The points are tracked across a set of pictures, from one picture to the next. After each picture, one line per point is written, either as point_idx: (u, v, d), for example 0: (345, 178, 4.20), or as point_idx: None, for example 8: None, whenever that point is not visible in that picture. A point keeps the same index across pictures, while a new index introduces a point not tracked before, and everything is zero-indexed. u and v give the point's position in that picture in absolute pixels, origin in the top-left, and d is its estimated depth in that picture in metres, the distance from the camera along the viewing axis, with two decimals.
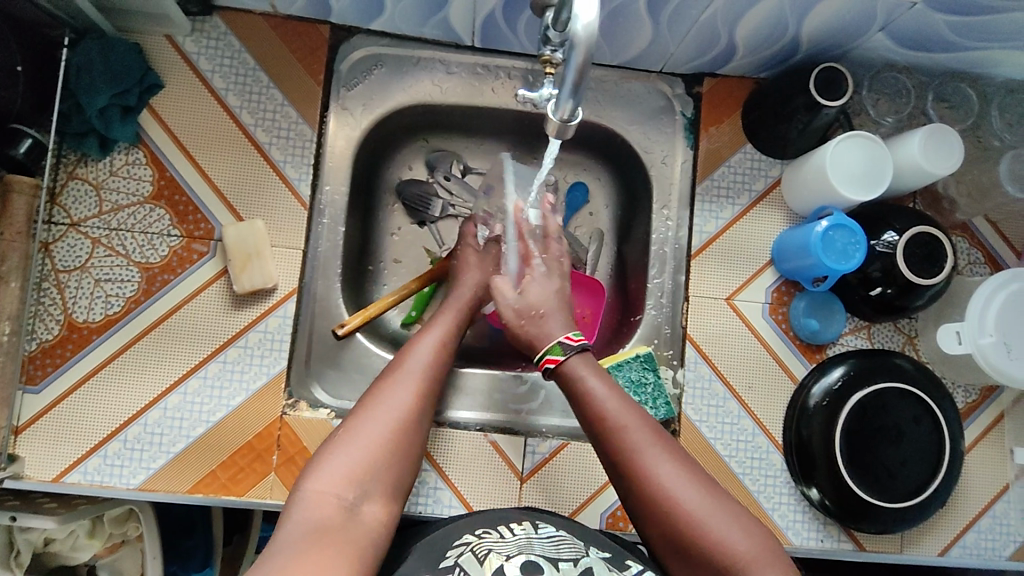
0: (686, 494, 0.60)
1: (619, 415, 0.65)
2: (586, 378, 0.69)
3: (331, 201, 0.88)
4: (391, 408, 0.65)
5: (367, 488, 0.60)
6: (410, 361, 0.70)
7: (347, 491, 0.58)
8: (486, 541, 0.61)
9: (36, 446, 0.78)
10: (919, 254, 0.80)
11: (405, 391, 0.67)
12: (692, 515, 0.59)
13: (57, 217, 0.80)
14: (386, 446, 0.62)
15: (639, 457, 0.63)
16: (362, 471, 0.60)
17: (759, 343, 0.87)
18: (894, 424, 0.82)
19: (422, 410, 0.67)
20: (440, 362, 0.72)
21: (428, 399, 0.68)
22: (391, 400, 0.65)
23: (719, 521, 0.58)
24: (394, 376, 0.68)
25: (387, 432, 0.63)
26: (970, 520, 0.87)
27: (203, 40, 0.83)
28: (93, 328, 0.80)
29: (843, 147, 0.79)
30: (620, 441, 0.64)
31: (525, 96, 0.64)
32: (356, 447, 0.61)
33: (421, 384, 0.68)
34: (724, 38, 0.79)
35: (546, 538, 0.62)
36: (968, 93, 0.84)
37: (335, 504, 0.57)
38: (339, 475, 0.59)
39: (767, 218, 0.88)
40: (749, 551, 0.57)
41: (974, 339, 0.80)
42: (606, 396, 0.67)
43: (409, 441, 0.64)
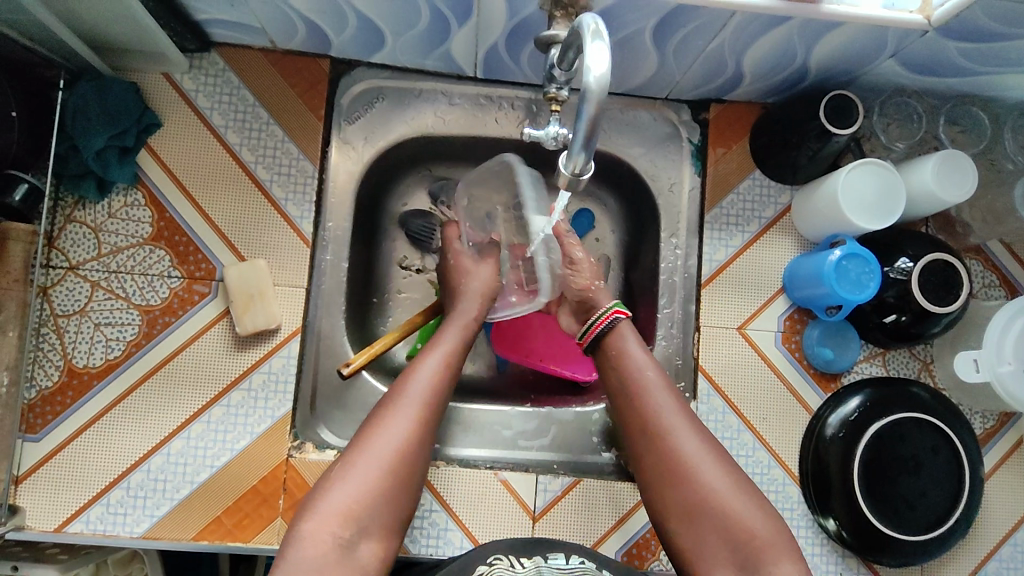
0: (711, 468, 0.63)
1: (656, 384, 0.69)
2: (628, 345, 0.73)
3: (335, 237, 0.85)
4: (393, 436, 0.62)
5: (365, 527, 0.57)
6: (412, 382, 0.66)
7: (344, 530, 0.56)
8: (497, 569, 0.63)
9: (37, 496, 0.76)
10: (935, 282, 0.78)
11: (408, 416, 0.63)
12: (718, 487, 0.62)
13: (55, 260, 0.79)
14: (387, 480, 0.60)
15: (674, 424, 0.66)
16: (361, 508, 0.57)
17: (773, 372, 0.85)
18: (912, 454, 0.80)
19: (426, 438, 0.64)
20: (447, 382, 0.69)
21: (433, 425, 0.65)
22: (395, 426, 0.62)
23: (742, 500, 0.61)
24: (398, 398, 0.65)
25: (390, 459, 0.60)
26: (991, 549, 0.86)
27: (201, 77, 0.82)
28: (94, 374, 0.78)
29: (856, 174, 0.77)
30: (651, 406, 0.68)
31: (532, 135, 0.62)
32: (357, 481, 0.58)
33: (426, 410, 0.65)
34: (732, 66, 0.77)
35: (556, 565, 0.63)
36: (979, 116, 0.81)
37: (331, 543, 0.55)
38: (338, 509, 0.57)
39: (777, 246, 0.86)
40: (767, 535, 0.60)
41: (992, 366, 0.78)
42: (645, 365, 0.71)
43: (408, 474, 0.61)
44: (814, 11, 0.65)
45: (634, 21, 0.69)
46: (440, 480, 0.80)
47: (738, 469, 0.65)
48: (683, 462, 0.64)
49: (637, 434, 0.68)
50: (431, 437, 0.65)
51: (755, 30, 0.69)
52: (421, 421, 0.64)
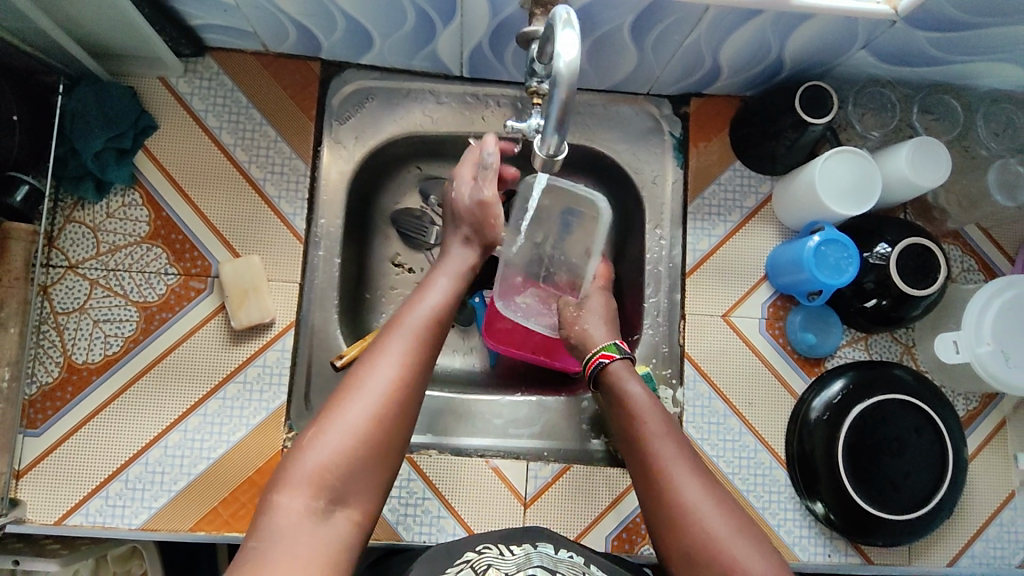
0: (713, 516, 0.63)
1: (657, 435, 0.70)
2: (630, 386, 0.75)
3: (327, 234, 0.87)
4: (369, 396, 0.60)
5: (342, 492, 0.56)
6: (392, 342, 0.64)
7: (317, 497, 0.55)
8: (486, 555, 0.63)
9: (38, 489, 0.78)
10: (912, 266, 0.80)
11: (387, 375, 0.62)
12: (722, 535, 0.61)
13: (55, 259, 0.81)
14: (365, 441, 0.58)
15: (670, 465, 0.67)
16: (335, 472, 0.56)
17: (758, 358, 0.87)
18: (896, 436, 0.82)
19: (408, 393, 0.62)
20: (430, 335, 0.67)
21: (415, 379, 0.63)
22: (371, 385, 0.61)
23: (744, 547, 0.61)
24: (375, 356, 0.63)
25: (367, 421, 0.59)
26: (977, 529, 0.87)
27: (195, 80, 0.85)
28: (93, 369, 0.80)
29: (832, 162, 0.79)
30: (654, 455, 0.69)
31: (514, 126, 0.64)
32: (330, 444, 0.57)
33: (408, 365, 0.63)
34: (709, 60, 0.80)
35: (545, 552, 0.64)
36: (952, 104, 0.83)
37: (304, 512, 0.54)
38: (312, 475, 0.56)
39: (759, 234, 0.88)
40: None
41: (972, 347, 0.79)
42: (646, 414, 0.72)
43: (385, 434, 0.60)
44: (785, 4, 0.67)
45: (612, 17, 0.72)
46: (433, 467, 0.82)
47: (739, 510, 0.64)
48: (680, 503, 0.64)
49: (643, 484, 0.69)
50: (415, 393, 0.63)
51: (729, 24, 0.72)
52: (401, 377, 0.62)
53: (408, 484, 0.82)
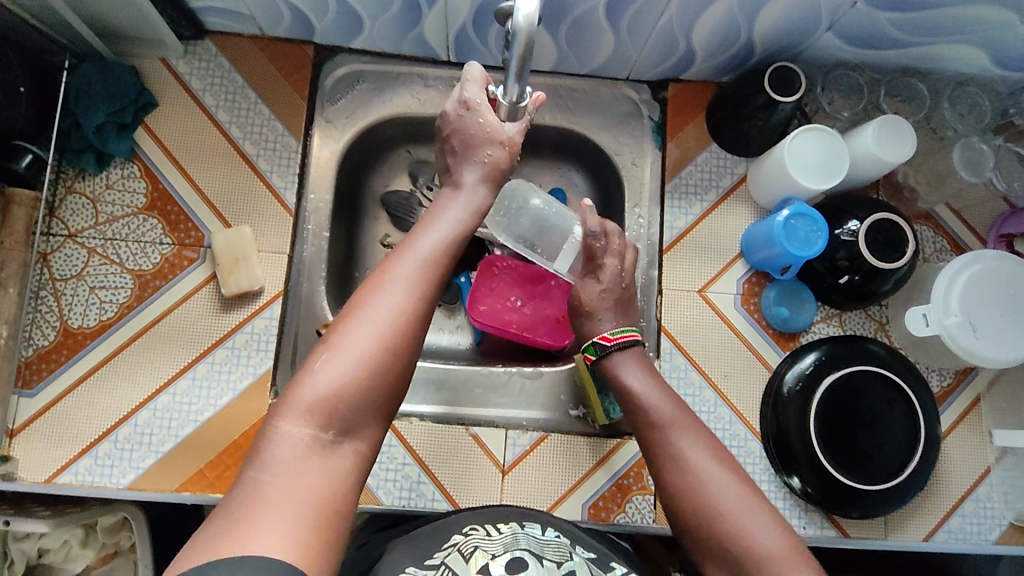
0: (724, 493, 0.63)
1: (664, 416, 0.71)
2: (631, 375, 0.76)
3: (316, 209, 0.91)
4: (377, 319, 0.56)
5: (349, 422, 0.54)
6: (400, 266, 0.60)
7: (325, 428, 0.52)
8: (473, 538, 0.60)
9: (31, 447, 0.81)
10: (881, 240, 0.82)
11: (395, 298, 0.58)
12: (729, 510, 0.62)
13: (55, 228, 0.84)
14: (373, 371, 0.55)
15: (678, 448, 0.68)
16: (342, 402, 0.53)
17: (733, 333, 0.89)
18: (869, 407, 0.83)
19: (417, 316, 0.58)
20: (441, 255, 0.63)
21: (425, 302, 0.59)
22: (377, 308, 0.57)
23: (753, 521, 0.60)
24: (382, 279, 0.59)
25: (375, 345, 0.55)
26: (953, 505, 0.88)
27: (195, 61, 0.89)
28: (88, 333, 0.83)
29: (801, 139, 0.82)
30: (664, 436, 0.70)
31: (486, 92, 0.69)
32: (337, 371, 0.54)
33: (417, 286, 0.59)
34: (682, 42, 0.83)
35: (532, 535, 0.62)
36: (918, 87, 0.86)
37: (310, 444, 0.51)
38: (318, 403, 0.53)
39: (735, 213, 0.91)
40: (777, 550, 0.58)
41: (940, 320, 0.81)
42: (652, 396, 0.73)
43: (395, 361, 0.56)
44: None
45: None
46: (414, 435, 0.85)
47: (750, 484, 0.64)
48: (688, 481, 0.65)
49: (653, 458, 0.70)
50: (425, 318, 0.59)
51: (698, 4, 0.75)
52: (410, 300, 0.58)
53: (389, 450, 0.84)
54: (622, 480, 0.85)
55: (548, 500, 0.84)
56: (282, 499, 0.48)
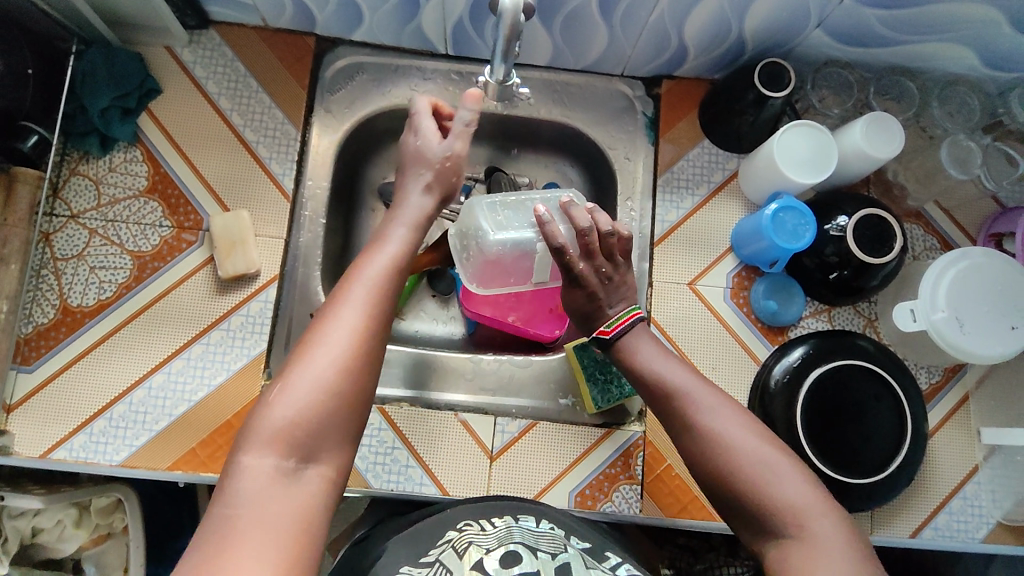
0: (745, 449, 0.63)
1: (675, 378, 0.71)
2: (641, 348, 0.75)
3: (313, 195, 0.92)
4: (332, 347, 0.59)
5: (312, 449, 0.56)
6: (352, 293, 0.63)
7: (287, 457, 0.54)
8: (467, 534, 0.61)
9: (27, 421, 0.82)
10: (868, 235, 0.83)
11: (349, 325, 0.60)
12: (752, 464, 0.62)
13: (58, 209, 0.86)
14: (331, 397, 0.57)
15: (694, 410, 0.67)
16: (303, 430, 0.55)
17: (722, 325, 0.90)
18: (855, 401, 0.84)
19: (370, 341, 0.61)
20: (392, 280, 0.65)
21: (378, 326, 0.62)
22: (332, 337, 0.59)
23: (776, 472, 0.61)
24: (336, 308, 0.62)
25: (331, 373, 0.58)
26: (941, 502, 0.88)
27: (199, 50, 0.91)
28: (86, 312, 0.85)
29: (790, 134, 0.83)
30: (678, 397, 0.69)
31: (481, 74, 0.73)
32: (295, 401, 0.56)
33: (369, 312, 0.62)
34: (674, 38, 0.85)
35: (526, 528, 0.63)
36: (907, 86, 0.88)
37: (274, 472, 0.53)
38: (278, 434, 0.55)
39: (725, 208, 0.92)
40: (801, 502, 0.59)
41: (927, 315, 0.81)
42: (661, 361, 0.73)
43: (351, 386, 0.59)
44: None
45: None
46: (403, 419, 0.86)
47: (769, 440, 0.64)
48: (708, 441, 0.65)
49: (671, 421, 0.70)
50: (378, 340, 0.62)
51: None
52: (364, 325, 0.61)
53: (378, 433, 0.85)
54: (609, 469, 0.85)
55: (535, 488, 0.84)
56: (258, 524, 0.50)
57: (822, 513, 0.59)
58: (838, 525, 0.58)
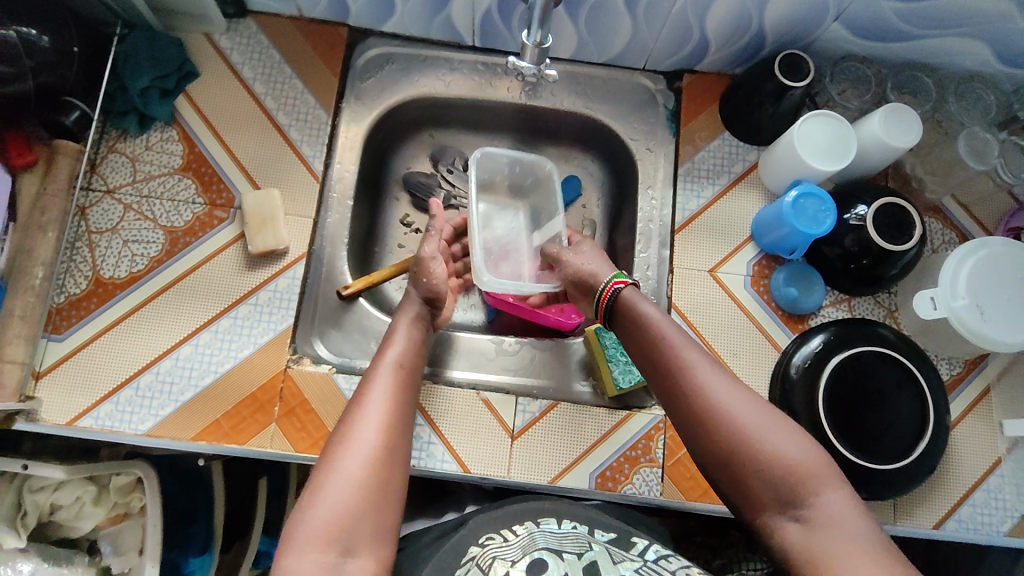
0: (750, 422, 0.64)
1: (676, 343, 0.72)
2: (643, 313, 0.76)
3: (341, 177, 0.94)
4: (361, 452, 0.66)
5: (351, 544, 0.61)
6: (373, 397, 0.71)
7: (328, 553, 0.59)
8: (490, 549, 0.61)
9: (55, 389, 0.83)
10: (889, 223, 0.84)
11: (372, 428, 0.68)
12: (759, 436, 0.64)
13: (95, 184, 0.89)
14: (364, 492, 0.64)
15: (698, 373, 0.69)
16: (340, 526, 0.61)
17: (743, 313, 0.91)
18: (877, 387, 0.84)
19: (394, 448, 0.68)
20: (401, 393, 0.74)
21: (400, 432, 0.70)
22: (358, 442, 0.67)
23: (781, 444, 0.63)
24: (359, 414, 0.69)
25: (361, 474, 0.64)
26: (964, 494, 0.87)
27: (236, 37, 0.94)
28: (118, 284, 0.87)
29: (809, 124, 0.85)
30: (680, 370, 0.70)
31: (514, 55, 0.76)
32: (330, 501, 0.62)
33: (389, 421, 0.70)
34: (697, 31, 0.88)
35: (548, 530, 0.64)
36: (925, 81, 0.89)
37: (320, 566, 0.59)
38: (319, 533, 0.60)
39: (745, 198, 0.94)
40: (809, 472, 0.61)
41: (948, 303, 0.82)
42: (662, 326, 0.74)
43: (386, 480, 0.66)
44: None
45: None
46: (425, 396, 0.86)
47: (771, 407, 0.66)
48: (712, 405, 0.66)
49: (671, 399, 0.70)
50: (399, 441, 0.69)
51: None
52: (384, 427, 0.69)
53: None
54: (629, 451, 0.86)
55: (555, 469, 0.85)
56: None
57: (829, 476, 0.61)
58: (845, 492, 0.61)
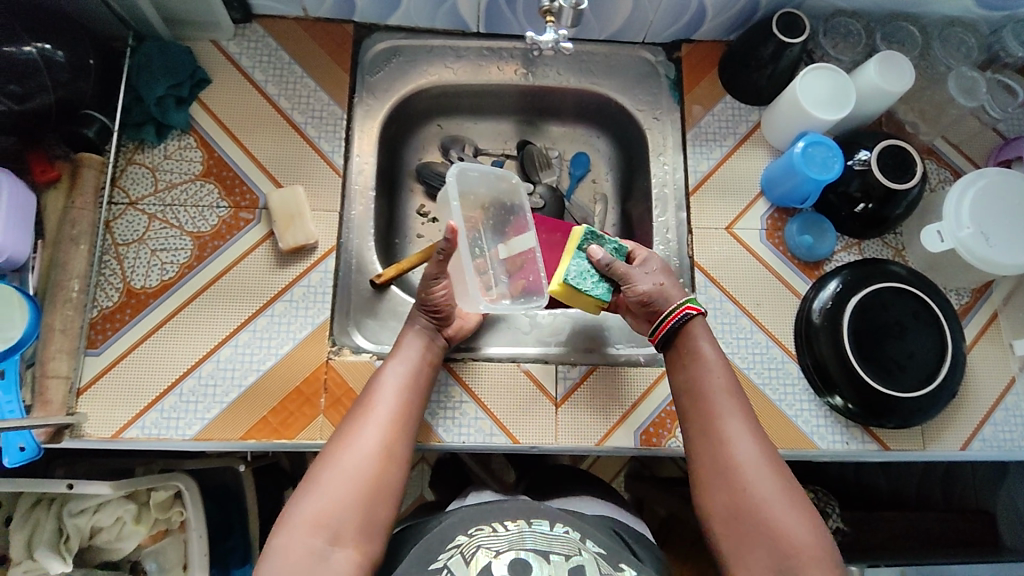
0: (764, 479, 0.68)
1: (722, 382, 0.75)
2: (701, 348, 0.78)
3: (362, 170, 0.96)
4: (360, 454, 0.68)
5: (339, 532, 0.63)
6: (380, 402, 0.74)
7: (316, 538, 0.62)
8: (478, 538, 0.65)
9: (99, 402, 0.83)
10: (890, 164, 0.89)
11: (370, 442, 0.70)
12: (767, 496, 0.66)
13: (117, 198, 0.88)
14: (359, 491, 0.66)
15: (726, 420, 0.72)
16: (328, 517, 0.64)
17: (763, 265, 0.94)
18: (895, 320, 0.88)
19: (395, 450, 0.70)
20: (407, 398, 0.76)
21: (401, 442, 0.71)
22: (358, 443, 0.69)
23: (786, 510, 0.65)
24: (360, 421, 0.71)
25: (354, 486, 0.66)
26: (985, 414, 0.92)
27: (244, 42, 0.96)
28: (150, 293, 0.86)
29: (810, 77, 0.89)
30: (718, 408, 0.74)
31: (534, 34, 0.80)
32: (323, 493, 0.65)
33: (391, 422, 0.72)
34: (695, 1, 0.92)
35: (539, 532, 0.66)
36: (910, 30, 0.95)
37: (307, 550, 0.62)
38: (308, 520, 0.63)
39: (752, 156, 0.98)
40: (805, 544, 0.63)
41: (954, 234, 0.86)
42: (715, 364, 0.77)
43: (386, 485, 0.68)
44: None
45: None
46: (467, 374, 0.88)
47: (780, 463, 0.70)
48: (739, 456, 0.69)
49: (698, 431, 0.74)
50: (396, 464, 0.70)
51: None
52: (385, 444, 0.70)
53: (445, 388, 0.87)
54: (670, 407, 0.88)
55: (600, 431, 0.87)
56: None
57: (818, 538, 0.64)
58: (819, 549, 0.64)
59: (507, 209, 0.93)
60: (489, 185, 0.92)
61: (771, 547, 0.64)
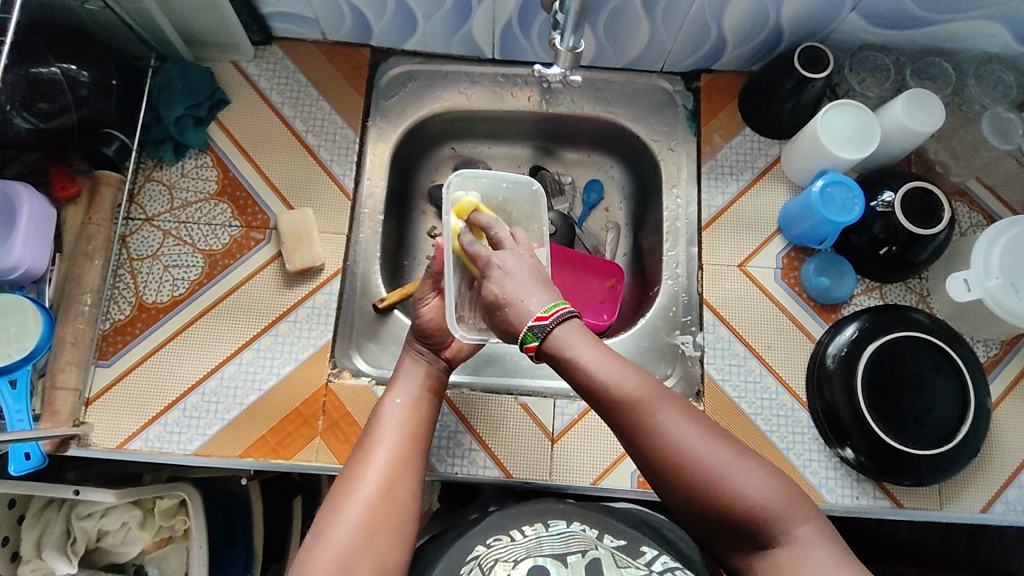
0: (710, 455, 0.60)
1: (618, 380, 0.63)
2: (576, 344, 0.64)
3: (371, 193, 0.97)
4: (363, 498, 0.65)
5: None
6: (381, 440, 0.71)
7: None
8: (496, 549, 0.64)
9: (105, 414, 0.85)
10: (917, 207, 0.84)
11: (373, 482, 0.66)
12: (720, 468, 0.60)
13: (134, 214, 0.91)
14: (366, 537, 0.63)
15: (649, 420, 0.61)
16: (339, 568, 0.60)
17: (774, 304, 0.91)
18: (914, 371, 0.84)
19: (401, 489, 0.67)
20: (413, 432, 0.72)
21: (407, 478, 0.68)
22: (362, 487, 0.66)
23: (744, 473, 0.60)
24: (363, 461, 0.68)
25: (363, 533, 0.63)
26: (1010, 476, 0.86)
27: (263, 64, 0.97)
28: (161, 308, 0.89)
29: (832, 114, 0.86)
30: (632, 410, 0.62)
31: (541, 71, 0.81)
32: (335, 542, 0.62)
33: (395, 459, 0.69)
34: (714, 31, 0.89)
35: (556, 532, 0.65)
36: (944, 66, 0.90)
37: None
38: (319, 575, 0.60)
39: (770, 191, 0.95)
40: (777, 501, 0.59)
41: (982, 283, 0.82)
42: (599, 361, 0.64)
43: (394, 526, 0.64)
44: None
45: None
46: (465, 405, 0.87)
47: (714, 426, 0.63)
48: (677, 447, 0.61)
49: (626, 436, 0.63)
50: (404, 501, 0.66)
51: None
52: (389, 482, 0.67)
53: (442, 418, 0.87)
54: None
55: (597, 469, 0.85)
56: None
57: (783, 490, 0.60)
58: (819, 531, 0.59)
59: (526, 226, 0.85)
60: (511, 193, 0.84)
61: (745, 519, 0.59)
